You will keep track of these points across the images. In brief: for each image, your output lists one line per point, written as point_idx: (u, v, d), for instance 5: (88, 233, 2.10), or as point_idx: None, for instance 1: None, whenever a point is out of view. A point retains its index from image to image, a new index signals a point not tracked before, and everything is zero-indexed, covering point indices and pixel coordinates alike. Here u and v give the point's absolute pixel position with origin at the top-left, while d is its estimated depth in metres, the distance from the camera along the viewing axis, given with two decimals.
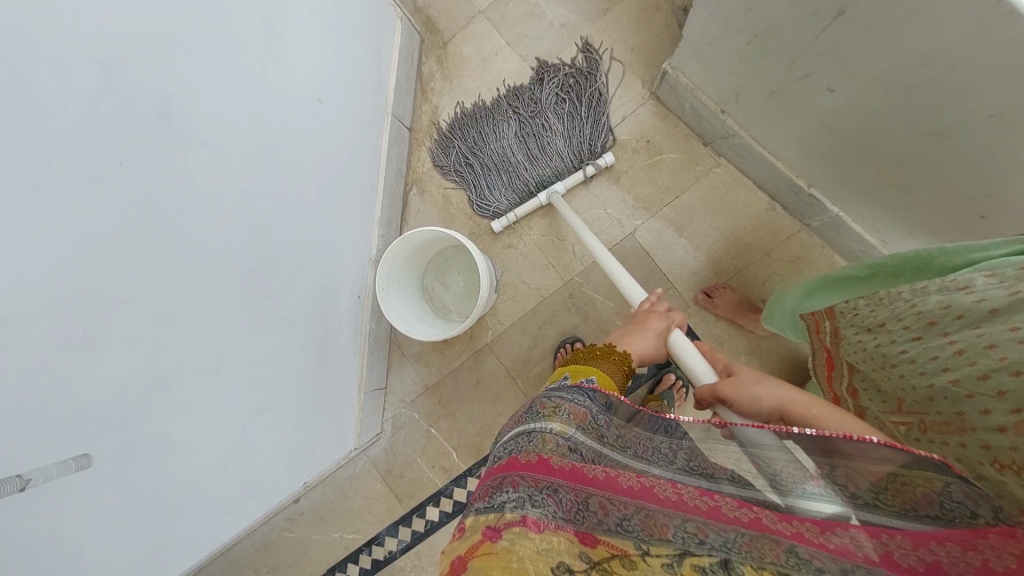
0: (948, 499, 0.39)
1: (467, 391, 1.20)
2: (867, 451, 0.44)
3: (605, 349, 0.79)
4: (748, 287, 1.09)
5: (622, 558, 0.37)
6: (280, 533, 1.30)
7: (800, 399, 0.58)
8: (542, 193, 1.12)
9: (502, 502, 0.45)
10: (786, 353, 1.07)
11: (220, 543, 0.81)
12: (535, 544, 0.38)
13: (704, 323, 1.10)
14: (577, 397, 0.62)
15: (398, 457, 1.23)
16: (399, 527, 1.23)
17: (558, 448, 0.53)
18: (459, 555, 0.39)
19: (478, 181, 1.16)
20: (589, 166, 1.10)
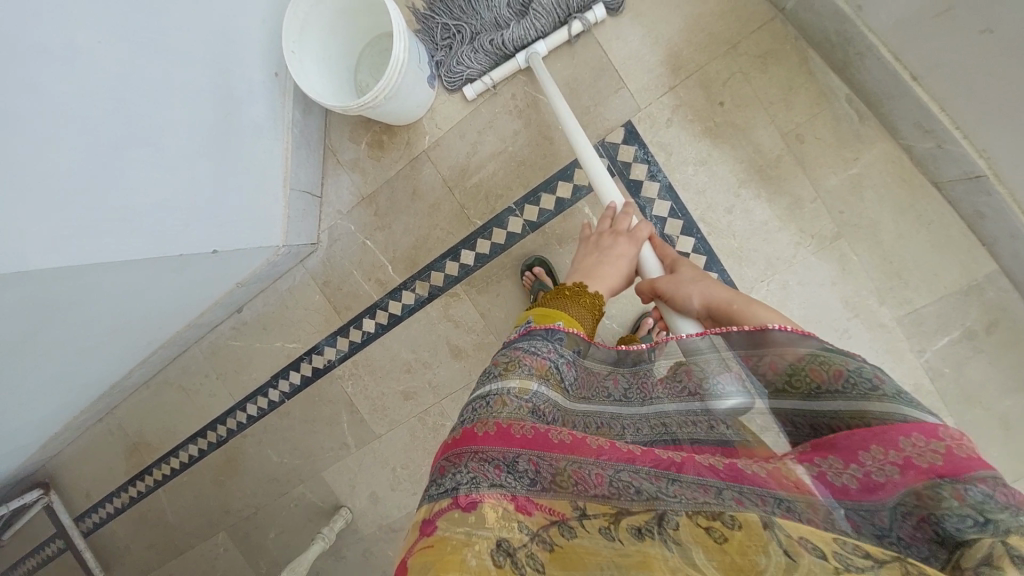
0: (845, 375, 0.45)
1: (404, 202, 1.15)
2: (756, 342, 0.53)
3: (576, 289, 0.68)
4: (707, 87, 0.98)
5: (561, 525, 0.39)
6: (225, 341, 1.33)
7: (728, 295, 0.60)
8: (519, 53, 1.01)
9: (445, 485, 0.45)
10: (738, 164, 0.99)
11: (110, 285, 0.79)
12: (474, 526, 0.39)
13: (654, 128, 1.00)
14: (540, 346, 0.57)
15: (335, 269, 1.21)
16: (337, 337, 1.25)
17: (514, 408, 0.51)
18: (405, 553, 0.41)
19: (460, 47, 1.04)
20: (577, 21, 0.98)
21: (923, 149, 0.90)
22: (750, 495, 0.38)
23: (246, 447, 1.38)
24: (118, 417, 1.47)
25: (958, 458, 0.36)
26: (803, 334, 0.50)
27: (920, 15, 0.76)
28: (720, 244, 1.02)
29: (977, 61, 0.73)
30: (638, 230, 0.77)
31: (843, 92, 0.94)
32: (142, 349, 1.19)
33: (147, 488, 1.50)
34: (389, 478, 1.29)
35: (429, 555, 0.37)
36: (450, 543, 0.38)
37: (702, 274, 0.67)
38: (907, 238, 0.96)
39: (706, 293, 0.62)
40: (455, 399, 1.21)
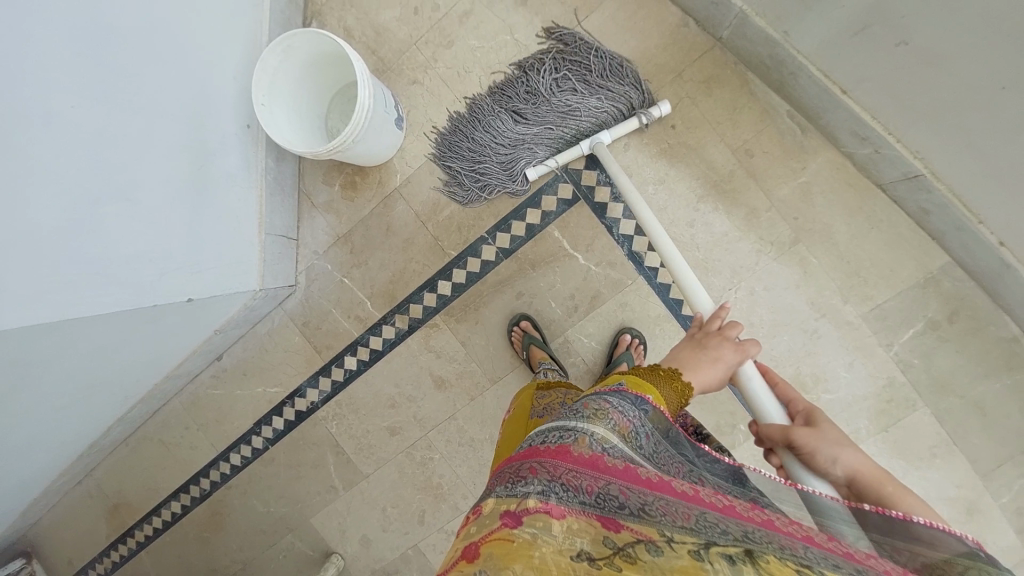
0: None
1: (379, 239, 1.18)
2: (891, 529, 0.47)
3: (672, 371, 0.63)
4: (658, 111, 1.04)
5: (645, 544, 0.40)
6: (206, 391, 1.31)
7: (880, 473, 0.52)
8: (585, 142, 1.02)
9: (525, 490, 0.47)
10: (695, 180, 1.04)
11: (86, 338, 0.79)
12: (560, 530, 0.41)
13: (612, 153, 1.05)
14: (629, 405, 0.57)
15: (314, 310, 1.22)
16: (319, 378, 1.25)
17: (596, 446, 0.52)
18: (480, 540, 0.44)
19: (507, 164, 1.08)
20: (643, 114, 1.00)
21: (863, 154, 0.96)
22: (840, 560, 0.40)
23: (231, 500, 1.34)
24: (97, 479, 1.43)
25: None
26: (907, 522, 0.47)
27: (838, 35, 0.83)
28: (686, 257, 1.05)
29: (897, 72, 0.80)
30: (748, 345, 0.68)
31: (784, 107, 1.01)
32: (120, 404, 1.17)
33: (128, 553, 1.44)
34: (379, 519, 1.27)
35: (497, 548, 0.41)
36: (519, 542, 0.40)
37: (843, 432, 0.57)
38: (861, 238, 1.01)
39: (858, 462, 0.53)
40: (441, 431, 1.21)
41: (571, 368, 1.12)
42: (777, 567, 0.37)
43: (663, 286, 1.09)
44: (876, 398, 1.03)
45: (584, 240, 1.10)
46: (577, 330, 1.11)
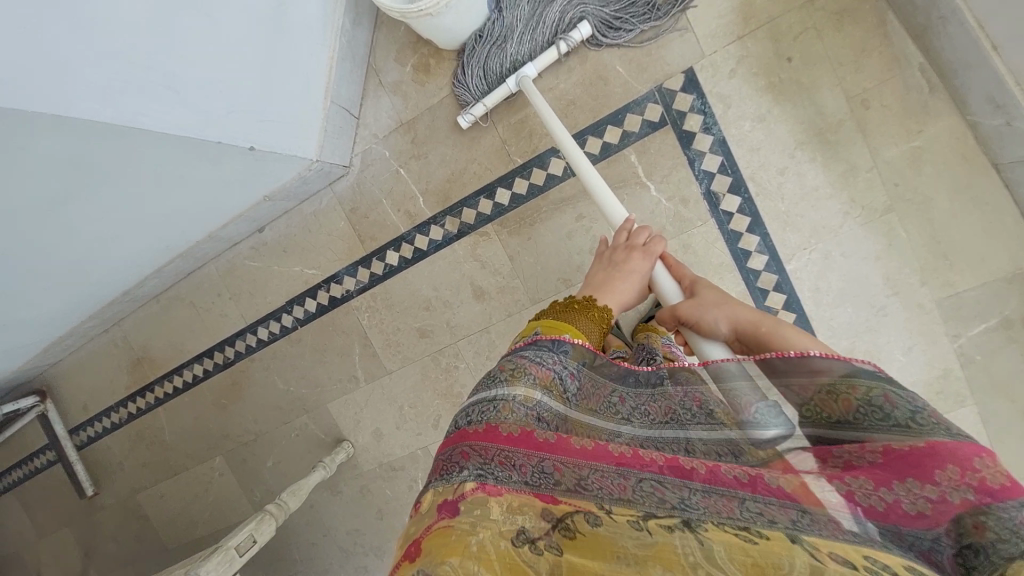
0: (867, 404, 0.49)
1: (444, 133, 1.11)
2: (795, 367, 0.56)
3: (586, 302, 0.71)
4: (776, 41, 0.95)
5: (583, 514, 0.43)
6: (243, 261, 1.29)
7: (755, 317, 0.64)
8: (511, 77, 1.01)
9: (459, 477, 0.49)
10: (797, 125, 0.96)
11: (143, 155, 0.78)
12: (499, 513, 0.43)
13: (715, 78, 0.97)
14: (541, 358, 0.60)
15: (364, 197, 1.18)
16: (358, 268, 1.22)
17: (518, 416, 0.54)
18: (417, 538, 0.43)
19: (472, 47, 1.04)
20: (562, 43, 0.99)
21: (992, 124, 0.87)
22: (769, 508, 0.44)
23: (252, 372, 1.36)
24: (123, 329, 1.44)
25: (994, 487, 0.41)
26: (802, 355, 0.56)
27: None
28: (767, 206, 0.99)
29: None
30: (652, 245, 0.79)
31: (919, 59, 0.91)
32: (159, 253, 1.16)
33: (146, 405, 1.48)
34: (394, 416, 1.28)
35: (435, 541, 0.40)
36: (455, 532, 0.41)
37: (723, 294, 0.70)
38: (963, 217, 0.93)
39: (732, 313, 0.65)
40: (472, 341, 1.19)
41: None
42: (716, 534, 0.39)
43: (733, 234, 1.01)
44: (930, 387, 0.99)
45: (661, 170, 1.02)
46: None
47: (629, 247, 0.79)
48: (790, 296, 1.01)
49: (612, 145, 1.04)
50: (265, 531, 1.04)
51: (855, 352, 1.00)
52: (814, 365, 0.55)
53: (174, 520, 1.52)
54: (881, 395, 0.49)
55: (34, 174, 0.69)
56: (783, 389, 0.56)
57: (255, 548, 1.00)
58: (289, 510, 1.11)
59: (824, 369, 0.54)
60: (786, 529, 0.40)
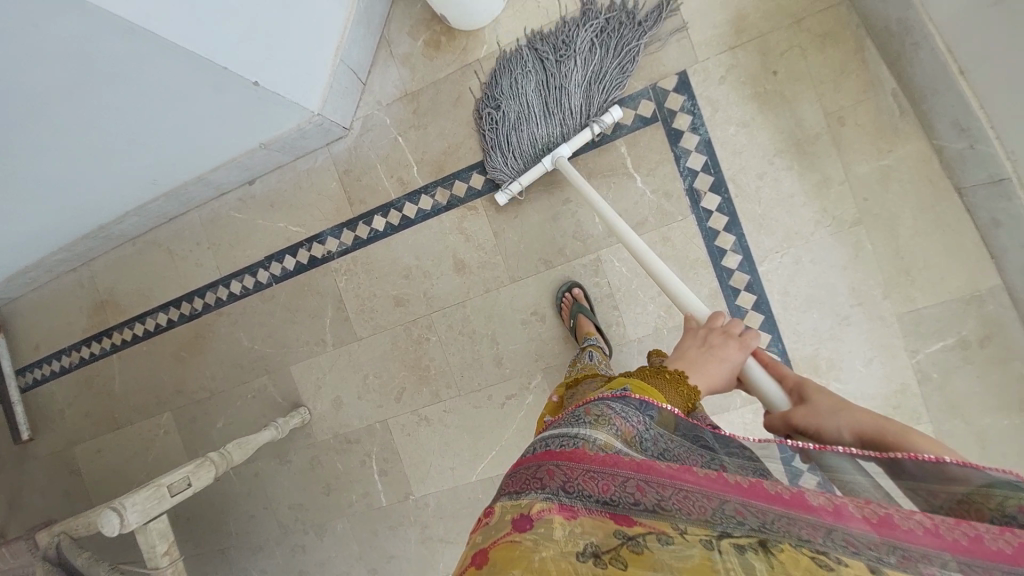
0: (1001, 514, 0.41)
1: (446, 107, 1.15)
2: (930, 473, 0.47)
3: (677, 375, 0.65)
4: (764, 55, 1.02)
5: (656, 536, 0.42)
6: (228, 213, 1.29)
7: (884, 425, 0.53)
8: (547, 157, 1.03)
9: (532, 495, 0.49)
10: (778, 134, 1.02)
11: (145, 62, 0.80)
12: (566, 531, 0.44)
13: (706, 83, 1.04)
14: (626, 411, 0.58)
15: (359, 160, 1.20)
16: (343, 230, 1.23)
17: (598, 444, 0.54)
18: (485, 548, 0.45)
19: (496, 135, 1.08)
20: (595, 125, 1.01)
21: (954, 150, 0.94)
22: (855, 539, 0.39)
23: (218, 327, 1.33)
24: (93, 270, 1.41)
25: None
26: (942, 462, 0.46)
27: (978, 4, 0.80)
28: (744, 208, 1.04)
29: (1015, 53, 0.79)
30: (748, 335, 0.68)
31: (889, 86, 0.98)
32: (146, 188, 1.16)
33: (101, 352, 1.42)
34: (358, 385, 1.25)
35: (502, 555, 0.42)
36: (521, 547, 0.42)
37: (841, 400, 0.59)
38: (924, 236, 0.98)
39: (853, 421, 0.55)
40: (446, 314, 1.19)
41: (595, 286, 1.12)
42: (790, 560, 0.37)
43: (711, 231, 1.05)
44: (884, 400, 1.02)
45: (648, 163, 1.07)
46: (614, 251, 1.10)
47: (725, 332, 0.69)
48: (759, 297, 1.04)
49: (603, 135, 1.09)
50: (202, 477, 0.99)
51: (815, 358, 1.03)
52: (948, 471, 0.46)
53: (109, 477, 1.44)
54: (1017, 505, 0.40)
55: (36, 55, 0.70)
56: (901, 492, 0.48)
57: (188, 491, 0.95)
58: (232, 462, 1.06)
59: (960, 477, 0.45)
60: (865, 559, 0.37)
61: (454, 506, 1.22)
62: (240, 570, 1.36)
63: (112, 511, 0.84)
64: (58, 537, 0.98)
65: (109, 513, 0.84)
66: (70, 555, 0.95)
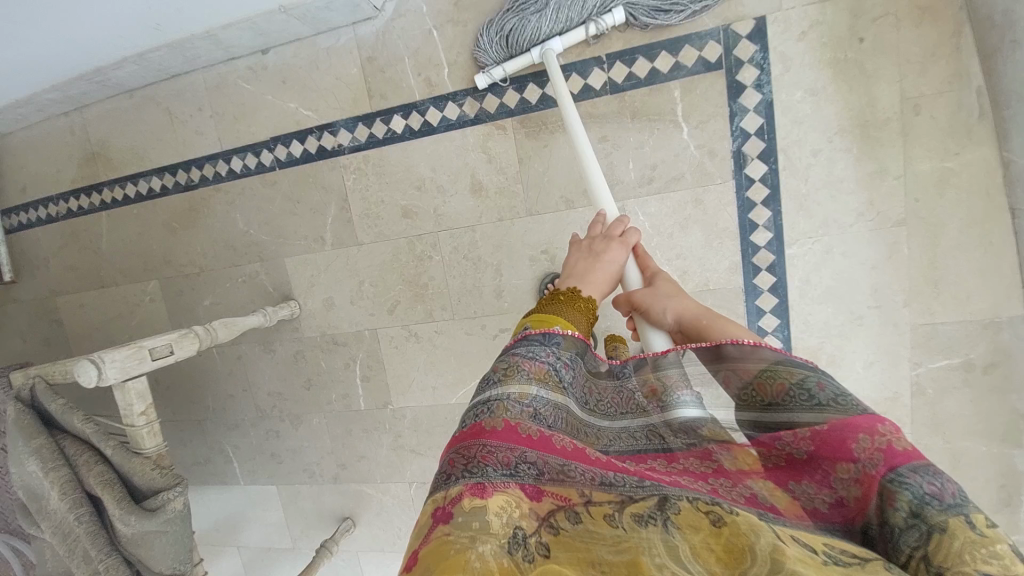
0: (798, 387, 0.48)
1: (491, 4, 1.02)
2: (745, 355, 0.53)
3: (571, 293, 0.63)
4: (857, 16, 0.90)
5: (565, 511, 0.41)
6: (235, 81, 1.18)
7: (708, 317, 0.60)
8: (536, 49, 0.96)
9: (449, 479, 0.43)
10: (845, 110, 0.93)
11: None
12: (496, 518, 0.39)
13: (785, 35, 0.92)
14: (535, 351, 0.54)
15: (386, 49, 1.09)
16: (358, 124, 1.13)
17: (516, 414, 0.48)
18: (411, 556, 0.37)
19: (503, 11, 0.98)
20: (592, 24, 0.93)
21: (1021, 166, 0.86)
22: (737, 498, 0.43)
23: (214, 203, 1.26)
24: (85, 118, 1.31)
25: (895, 450, 0.40)
26: (755, 346, 0.53)
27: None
28: (787, 183, 0.97)
29: None
30: (628, 235, 0.72)
31: (980, 81, 0.88)
32: (147, 33, 1.04)
33: (90, 208, 1.36)
34: (351, 291, 1.22)
35: (431, 561, 0.35)
36: (455, 543, 0.36)
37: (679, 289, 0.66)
38: (963, 251, 0.94)
39: (681, 307, 0.62)
40: (453, 236, 1.14)
41: None
42: (689, 525, 0.38)
43: (746, 202, 0.99)
44: (870, 402, 1.03)
45: (700, 115, 0.98)
46: (641, 204, 1.04)
47: (607, 236, 0.71)
48: (778, 280, 1.01)
49: (658, 73, 0.98)
50: (185, 347, 0.97)
51: (815, 351, 1.02)
52: (754, 353, 0.53)
53: (92, 334, 1.43)
54: (816, 382, 0.47)
55: None
56: (714, 374, 0.55)
57: (169, 358, 0.94)
58: (217, 339, 1.05)
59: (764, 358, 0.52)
60: (759, 517, 0.39)
61: (430, 423, 1.25)
62: (216, 443, 1.41)
63: (90, 363, 0.83)
64: (33, 381, 0.98)
65: (87, 364, 0.83)
66: (46, 400, 0.96)
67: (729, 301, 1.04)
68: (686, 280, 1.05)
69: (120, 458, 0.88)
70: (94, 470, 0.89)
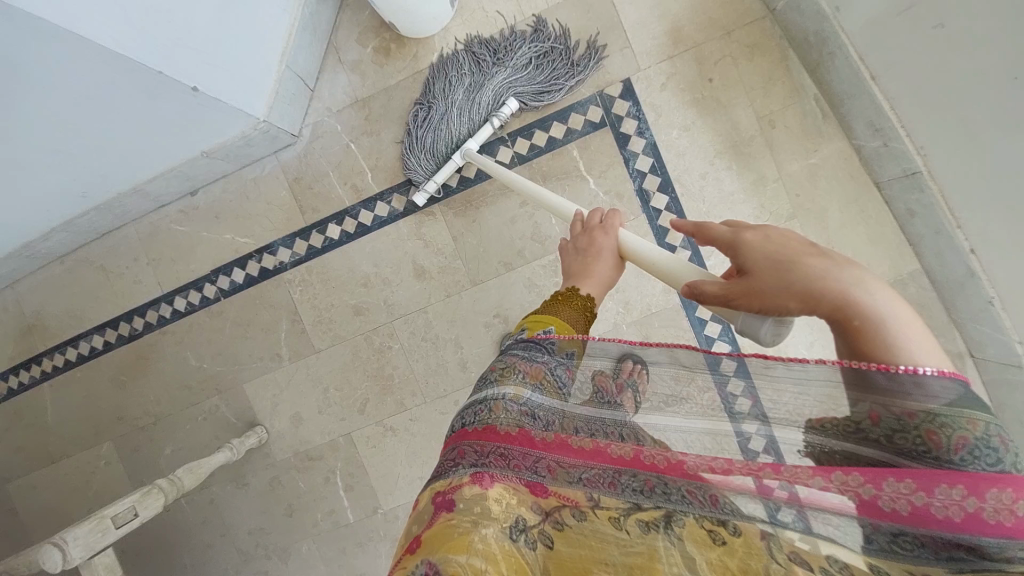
0: (980, 445, 0.39)
1: (399, 111, 1.15)
2: (908, 387, 0.41)
3: (568, 293, 0.72)
4: (701, 63, 1.08)
5: (573, 510, 0.50)
6: (169, 225, 1.22)
7: (839, 291, 0.44)
8: (456, 155, 1.08)
9: (456, 473, 0.54)
10: (717, 136, 1.09)
11: (71, 73, 0.75)
12: (496, 505, 0.49)
13: (650, 88, 1.09)
14: (533, 355, 0.62)
15: (310, 167, 1.18)
16: (296, 240, 1.19)
17: (513, 415, 0.58)
18: (417, 537, 0.48)
19: (417, 135, 1.11)
20: (495, 118, 1.06)
21: (871, 148, 1.03)
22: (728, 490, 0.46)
23: (162, 346, 1.25)
24: (14, 294, 1.29)
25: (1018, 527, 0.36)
26: (923, 377, 0.41)
27: (886, 15, 0.90)
28: (690, 206, 1.10)
29: (917, 55, 0.89)
30: (610, 221, 0.75)
31: (812, 92, 1.07)
32: (74, 201, 1.07)
33: (28, 382, 1.31)
34: (318, 399, 1.21)
35: (435, 539, 0.45)
36: (457, 526, 0.46)
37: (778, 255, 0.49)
38: (850, 228, 1.08)
39: (803, 288, 0.46)
40: (408, 321, 1.18)
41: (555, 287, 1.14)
42: (692, 534, 0.44)
43: (661, 229, 1.10)
44: None
45: (600, 165, 1.11)
46: None
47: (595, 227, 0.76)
48: None
49: (556, 139, 1.12)
50: (151, 505, 0.93)
51: None
52: (923, 381, 0.41)
53: (42, 519, 1.32)
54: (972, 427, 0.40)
55: None
56: (863, 401, 0.43)
57: (135, 522, 0.89)
58: (182, 488, 1.00)
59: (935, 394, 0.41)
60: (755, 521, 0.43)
61: None
62: None
63: (51, 548, 0.79)
64: None
65: (50, 548, 0.79)
66: None
67: (674, 320, 1.12)
68: (630, 309, 1.13)
69: None
70: None
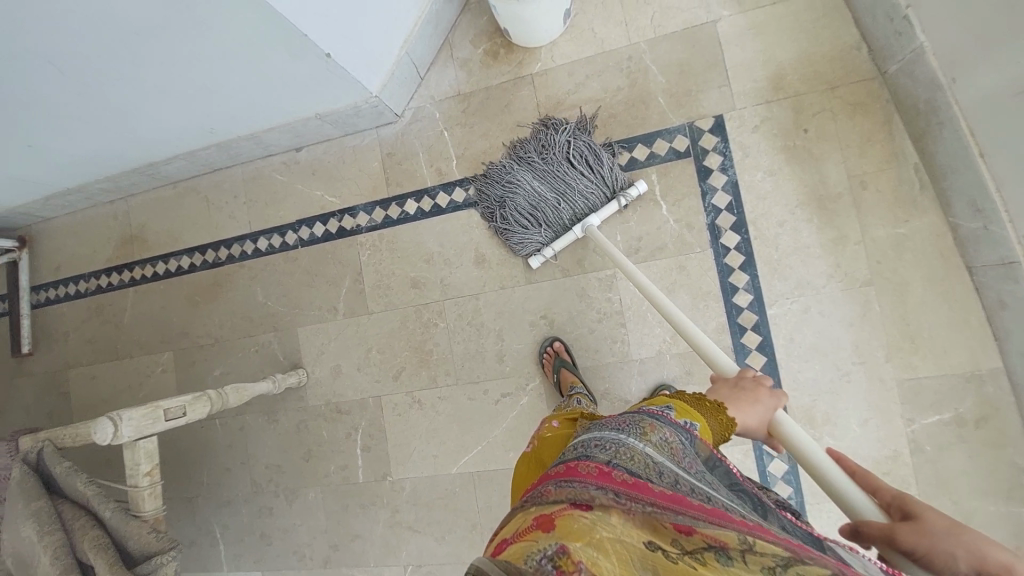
0: None
1: (495, 111, 1.22)
2: None
3: (714, 404, 0.62)
4: (799, 113, 1.08)
5: (717, 551, 0.42)
6: (269, 173, 1.35)
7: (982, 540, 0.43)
8: (576, 226, 1.12)
9: (582, 486, 0.49)
10: (801, 188, 1.07)
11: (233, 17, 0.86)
12: (618, 528, 0.44)
13: (742, 129, 1.09)
14: (678, 430, 0.58)
15: (404, 145, 1.27)
16: (376, 207, 1.28)
17: (650, 468, 0.52)
18: (542, 520, 0.47)
19: (515, 224, 1.16)
20: (622, 198, 1.10)
21: (968, 229, 0.98)
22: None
23: (237, 278, 1.36)
24: (128, 206, 1.46)
25: None
26: None
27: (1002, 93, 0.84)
28: (760, 251, 1.08)
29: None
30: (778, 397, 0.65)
31: (912, 161, 1.03)
32: (199, 134, 1.21)
33: (119, 284, 1.46)
34: (357, 358, 1.28)
35: (562, 523, 0.44)
36: (580, 522, 0.44)
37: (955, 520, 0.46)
38: (929, 308, 1.02)
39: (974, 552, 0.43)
40: (458, 304, 1.23)
41: (606, 301, 1.16)
42: None
43: (725, 267, 1.09)
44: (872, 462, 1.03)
45: (675, 194, 1.12)
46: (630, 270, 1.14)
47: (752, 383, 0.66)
48: (762, 339, 1.08)
49: (637, 161, 1.14)
50: (196, 411, 1.01)
51: (807, 408, 1.06)
52: None
53: (98, 409, 1.45)
54: None
55: None
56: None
57: (181, 420, 0.98)
58: (228, 403, 1.09)
59: None
60: None
61: (430, 495, 1.22)
62: (204, 524, 1.35)
63: (109, 421, 0.86)
64: (41, 445, 1.00)
65: (104, 422, 0.86)
66: (50, 463, 0.97)
67: None
68: (678, 339, 1.12)
69: (117, 520, 0.88)
70: (89, 536, 0.87)
